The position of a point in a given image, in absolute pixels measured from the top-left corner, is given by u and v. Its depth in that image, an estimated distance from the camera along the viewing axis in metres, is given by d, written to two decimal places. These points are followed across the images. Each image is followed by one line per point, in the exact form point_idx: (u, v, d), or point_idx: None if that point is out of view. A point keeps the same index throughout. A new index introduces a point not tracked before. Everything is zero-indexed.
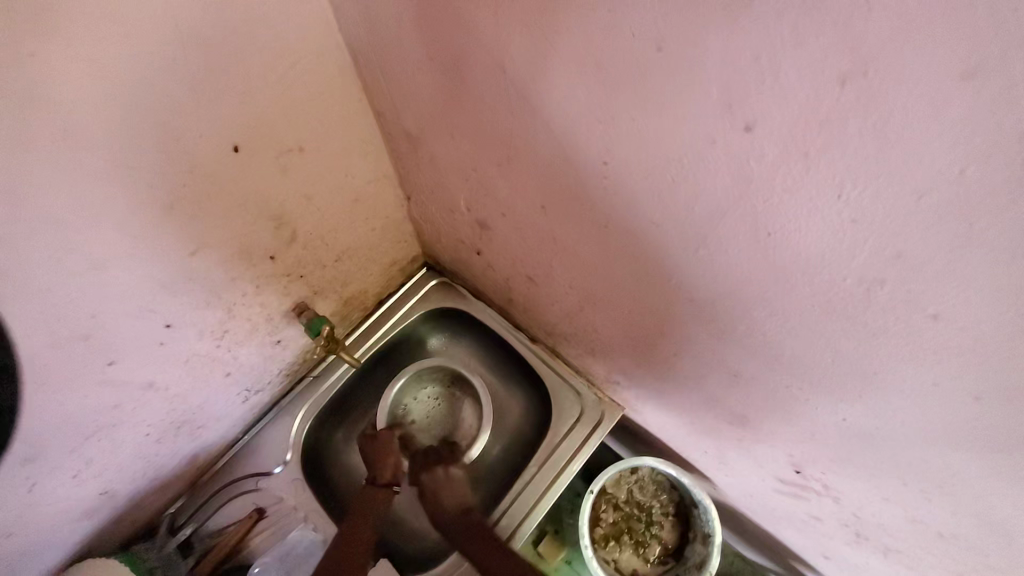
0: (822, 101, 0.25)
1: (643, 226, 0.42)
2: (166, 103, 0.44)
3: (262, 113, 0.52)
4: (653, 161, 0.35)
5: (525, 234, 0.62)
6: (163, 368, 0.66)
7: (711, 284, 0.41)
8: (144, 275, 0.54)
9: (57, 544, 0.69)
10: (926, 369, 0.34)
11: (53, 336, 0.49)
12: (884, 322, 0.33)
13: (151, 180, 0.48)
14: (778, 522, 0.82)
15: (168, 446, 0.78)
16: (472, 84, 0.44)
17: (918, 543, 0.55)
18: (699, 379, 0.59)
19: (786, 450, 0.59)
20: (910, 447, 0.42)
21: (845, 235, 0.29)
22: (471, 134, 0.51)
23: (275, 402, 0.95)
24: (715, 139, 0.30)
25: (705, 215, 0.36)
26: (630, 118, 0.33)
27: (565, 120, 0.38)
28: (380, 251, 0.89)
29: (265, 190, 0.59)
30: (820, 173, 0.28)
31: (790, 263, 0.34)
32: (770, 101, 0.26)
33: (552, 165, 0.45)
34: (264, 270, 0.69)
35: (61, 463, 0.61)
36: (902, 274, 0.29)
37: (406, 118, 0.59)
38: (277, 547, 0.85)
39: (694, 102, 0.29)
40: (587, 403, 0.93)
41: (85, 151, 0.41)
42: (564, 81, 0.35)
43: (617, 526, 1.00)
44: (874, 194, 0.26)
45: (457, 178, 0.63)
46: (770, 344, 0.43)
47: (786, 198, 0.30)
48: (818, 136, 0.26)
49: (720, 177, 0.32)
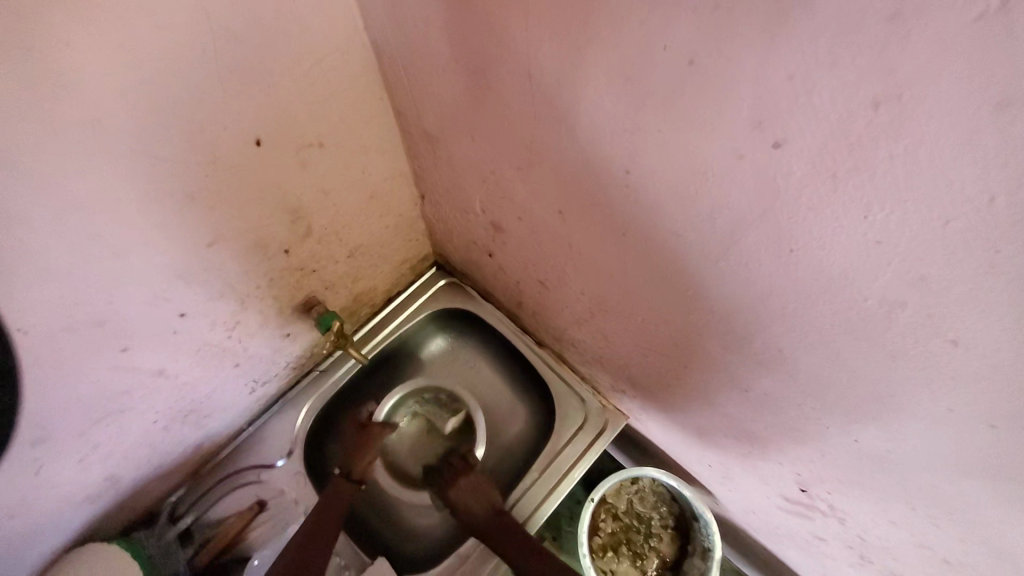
0: (853, 122, 0.25)
1: (663, 236, 0.42)
2: (194, 95, 0.45)
3: (286, 108, 0.53)
4: (676, 173, 0.35)
5: (540, 239, 0.62)
6: (174, 356, 0.66)
7: (728, 297, 0.41)
8: (162, 263, 0.55)
9: (60, 525, 0.70)
10: (942, 394, 0.34)
11: (71, 319, 0.50)
12: (902, 345, 0.33)
13: (174, 169, 0.48)
14: (779, 540, 0.82)
15: (174, 433, 0.78)
16: (497, 89, 0.45)
17: (923, 570, 0.55)
18: (708, 392, 0.59)
19: (792, 468, 0.59)
20: (921, 472, 0.42)
21: (869, 256, 0.29)
22: (492, 137, 0.51)
23: (281, 394, 0.95)
24: (742, 154, 0.30)
25: (727, 229, 0.36)
26: (657, 129, 0.34)
27: (590, 128, 0.38)
28: (392, 249, 0.90)
29: (284, 184, 0.60)
30: (847, 194, 0.28)
31: (810, 280, 0.34)
32: (801, 119, 0.26)
33: (573, 172, 0.45)
34: (279, 263, 0.69)
35: (70, 446, 0.61)
36: (923, 298, 0.29)
37: (427, 119, 0.60)
38: (277, 540, 0.85)
39: (723, 116, 0.29)
40: (591, 410, 0.92)
41: (110, 137, 0.42)
42: (591, 90, 0.36)
43: (615, 536, 0.99)
44: (901, 217, 0.26)
45: (474, 181, 0.63)
46: (784, 360, 0.43)
47: (811, 216, 0.30)
48: (848, 157, 0.26)
49: (745, 192, 0.32)
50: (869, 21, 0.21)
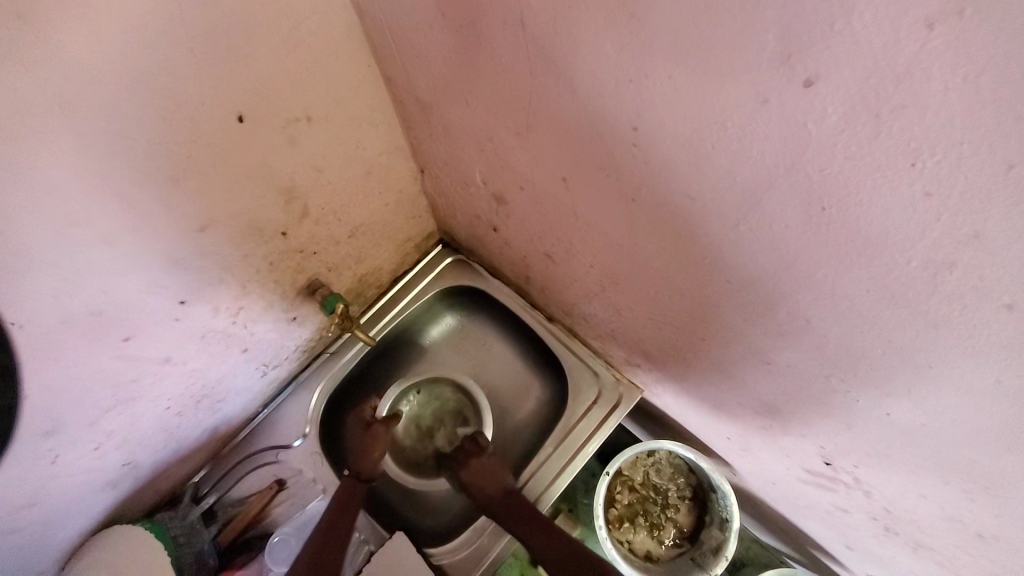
0: (901, 50, 0.21)
1: (675, 199, 0.38)
2: (164, 69, 0.42)
3: (266, 79, 0.49)
4: (690, 126, 0.31)
5: (544, 210, 0.59)
6: (179, 344, 0.66)
7: (750, 263, 0.38)
8: (155, 250, 0.53)
9: (86, 510, 0.72)
10: (989, 365, 0.30)
11: (67, 311, 0.49)
12: (947, 312, 0.29)
13: (155, 152, 0.46)
14: (800, 512, 0.80)
15: (188, 419, 0.79)
16: (488, 44, 0.41)
17: (955, 544, 0.52)
18: (726, 364, 0.56)
19: (816, 441, 0.56)
20: (959, 446, 0.39)
21: (914, 211, 0.25)
22: (488, 99, 0.47)
23: (293, 377, 0.95)
24: (765, 97, 0.26)
25: (747, 188, 0.32)
26: (666, 75, 0.30)
27: (591, 81, 0.34)
28: (395, 227, 0.87)
29: (273, 162, 0.57)
30: (891, 138, 0.24)
31: (844, 242, 0.30)
32: (838, 50, 0.22)
33: (576, 134, 0.41)
34: (276, 246, 0.67)
35: (84, 435, 0.62)
36: (978, 258, 0.25)
37: (418, 85, 0.56)
38: (297, 517, 0.87)
39: (742, 54, 0.25)
40: (605, 384, 0.91)
41: (86, 122, 0.40)
42: (591, 36, 0.32)
43: (632, 507, 0.99)
44: (955, 163, 0.22)
45: (473, 150, 0.60)
46: (811, 329, 0.40)
47: (846, 167, 0.26)
48: (894, 93, 0.22)
49: (770, 144, 0.28)
50: None
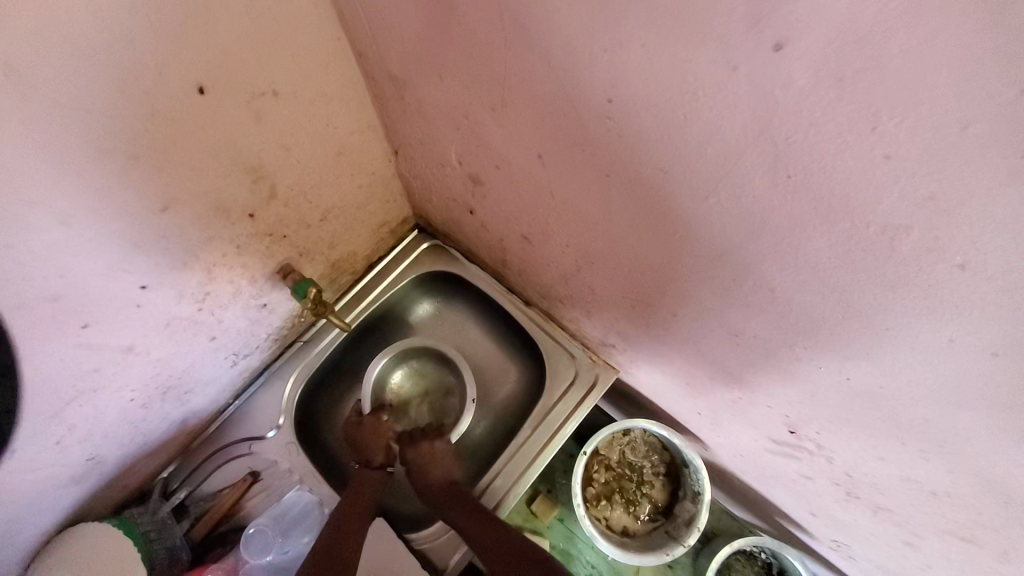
0: (864, 14, 0.21)
1: (649, 173, 0.39)
2: (119, 35, 0.39)
3: (230, 49, 0.47)
4: (664, 95, 0.32)
5: (520, 190, 0.58)
6: (144, 332, 0.63)
7: (721, 236, 0.39)
8: (113, 231, 0.50)
9: (47, 509, 0.68)
10: (942, 325, 0.32)
11: (19, 297, 0.46)
12: (903, 274, 0.31)
13: (111, 127, 0.43)
14: (768, 481, 0.84)
15: (154, 411, 0.76)
16: (461, 13, 0.40)
17: (910, 502, 0.56)
18: (699, 340, 0.58)
19: (782, 411, 0.59)
20: (914, 407, 0.42)
21: (874, 175, 0.27)
22: (462, 74, 0.47)
23: (265, 366, 0.93)
24: (736, 64, 0.27)
25: (718, 159, 0.33)
26: (640, 43, 0.30)
27: (565, 51, 0.34)
28: (368, 211, 0.85)
29: (239, 138, 0.55)
30: (853, 103, 0.25)
31: (809, 210, 0.31)
32: (804, 15, 0.23)
33: (551, 107, 0.41)
34: (244, 229, 0.65)
35: (42, 429, 0.59)
36: (933, 218, 0.27)
37: (391, 61, 0.54)
38: (273, 508, 0.85)
39: (713, 18, 0.26)
40: (581, 366, 0.92)
41: (33, 90, 0.37)
42: (565, 2, 0.31)
43: (609, 485, 1.02)
44: (912, 125, 0.24)
45: (448, 128, 0.58)
46: (778, 300, 0.41)
47: (811, 132, 0.27)
48: (857, 56, 0.23)
49: (740, 112, 0.29)
50: None
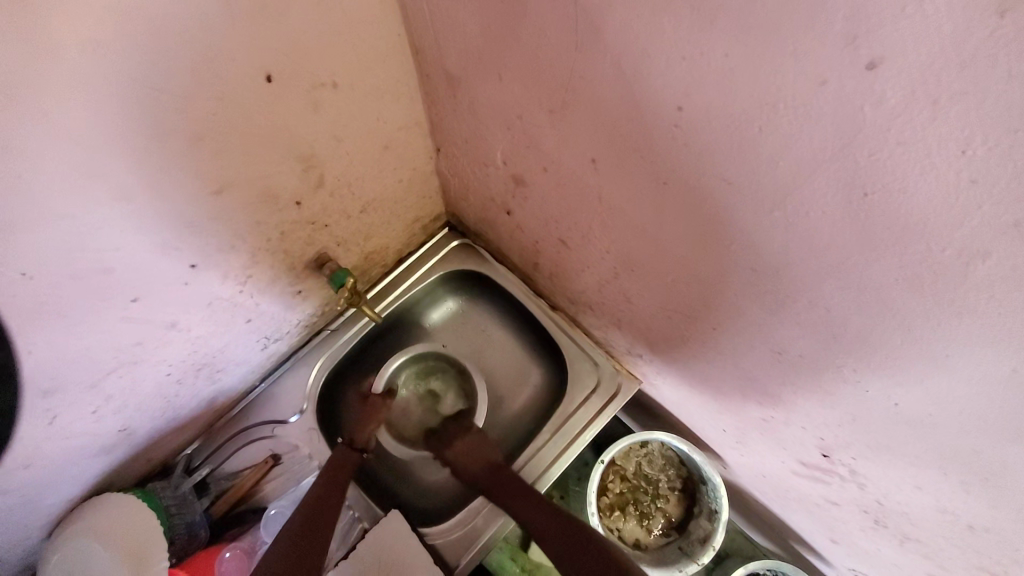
0: (969, 38, 0.21)
1: (710, 183, 0.39)
2: (199, 20, 0.41)
3: (298, 41, 0.49)
4: (740, 106, 0.32)
5: (566, 193, 0.59)
6: (187, 310, 0.65)
7: (780, 250, 0.39)
8: (171, 210, 0.52)
9: (79, 474, 0.70)
10: (1007, 356, 0.32)
11: (77, 267, 0.48)
12: (973, 301, 0.30)
13: (182, 108, 0.45)
14: (788, 504, 0.83)
15: (188, 387, 0.78)
16: (532, 14, 0.40)
17: (943, 535, 0.55)
18: (735, 354, 0.58)
19: (816, 433, 0.58)
20: (962, 437, 0.41)
21: (955, 198, 0.26)
22: (523, 74, 0.47)
23: (292, 352, 0.94)
24: (825, 79, 0.27)
25: (789, 173, 0.33)
26: (722, 53, 0.30)
27: (640, 57, 0.35)
28: (405, 205, 0.86)
29: (296, 127, 0.56)
30: (945, 124, 0.24)
31: (880, 230, 0.31)
32: (905, 35, 0.23)
33: (614, 113, 0.41)
34: (290, 215, 0.66)
35: (82, 397, 0.61)
36: (1013, 246, 0.26)
37: (449, 59, 0.55)
38: (293, 491, 0.86)
39: (806, 32, 0.26)
40: (604, 374, 0.92)
41: (116, 67, 0.39)
42: (648, 10, 0.32)
43: (623, 496, 1.01)
44: (1006, 150, 0.23)
45: (498, 128, 0.59)
46: (831, 320, 0.41)
47: (896, 152, 0.27)
48: (956, 79, 0.23)
49: (820, 126, 0.29)
50: None
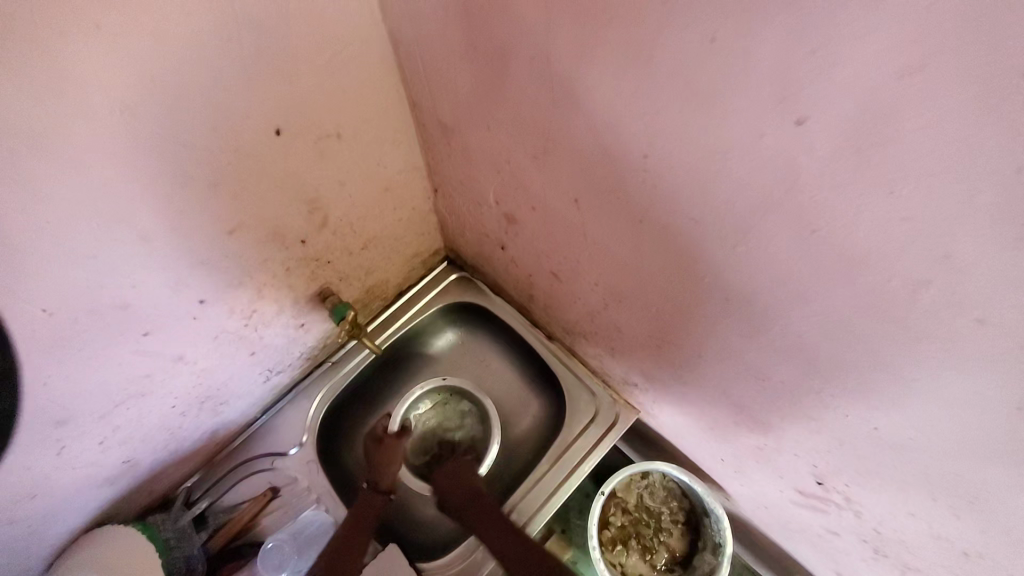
0: (878, 97, 0.25)
1: (680, 221, 0.42)
2: (216, 80, 0.45)
3: (307, 97, 0.54)
4: (698, 155, 0.35)
5: (553, 229, 0.62)
6: (194, 343, 0.68)
7: (748, 282, 0.41)
8: (185, 250, 0.56)
9: (80, 507, 0.72)
10: (965, 378, 0.33)
11: (94, 303, 0.51)
12: (926, 326, 0.32)
13: (200, 158, 0.49)
14: (793, 536, 0.81)
15: (192, 419, 0.80)
16: (514, 74, 0.45)
17: (942, 563, 0.54)
18: (723, 383, 0.59)
19: (809, 461, 0.58)
20: (941, 459, 0.42)
21: (892, 234, 0.29)
22: (508, 125, 0.52)
23: (294, 385, 0.96)
24: (763, 132, 0.30)
25: (746, 213, 0.36)
26: (676, 110, 0.34)
27: (608, 112, 0.39)
28: (404, 241, 0.90)
29: (302, 173, 0.61)
30: (871, 171, 0.27)
31: (832, 263, 0.34)
32: (825, 95, 0.26)
33: (589, 158, 0.45)
34: (295, 253, 0.70)
35: (91, 428, 0.63)
36: (948, 276, 0.29)
37: (442, 109, 0.60)
38: (291, 525, 0.86)
39: (742, 94, 0.29)
40: (602, 404, 0.93)
41: (140, 125, 0.43)
42: (610, 72, 0.36)
43: (625, 530, 0.99)
44: (927, 191, 0.26)
45: (489, 171, 0.63)
46: (803, 346, 0.43)
47: (832, 194, 0.30)
48: (873, 131, 0.26)
49: (765, 171, 0.32)
50: None
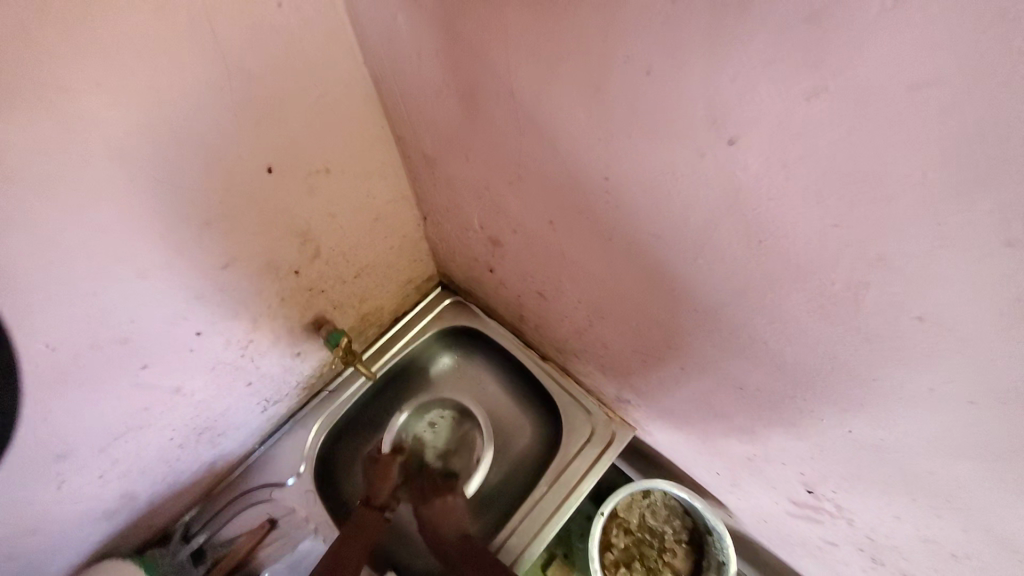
0: (797, 116, 0.27)
1: (645, 238, 0.44)
2: (209, 123, 0.49)
3: (296, 136, 0.57)
4: (651, 174, 0.38)
5: (535, 250, 0.65)
6: (191, 374, 0.69)
7: (712, 292, 0.43)
8: (181, 283, 0.58)
9: (78, 544, 0.72)
10: (919, 375, 0.35)
11: (94, 337, 0.54)
12: (873, 326, 0.34)
13: (194, 196, 0.53)
14: (795, 551, 0.80)
15: (189, 452, 0.81)
16: (485, 107, 0.48)
17: (937, 569, 0.54)
18: (707, 393, 0.60)
19: (797, 469, 0.59)
20: (917, 460, 0.42)
21: (829, 240, 0.31)
22: (484, 153, 0.55)
23: (291, 414, 0.97)
24: (705, 152, 0.33)
25: (701, 226, 0.38)
26: (628, 135, 0.37)
27: (569, 139, 0.42)
28: (397, 268, 0.93)
29: (293, 206, 0.64)
30: (802, 183, 0.30)
31: (783, 269, 0.36)
32: (752, 116, 0.29)
33: (558, 182, 0.48)
34: (288, 283, 0.73)
35: (90, 462, 0.64)
36: (885, 277, 0.31)
37: (424, 141, 0.64)
38: (288, 556, 0.87)
39: (682, 118, 0.32)
40: (597, 422, 0.93)
41: (140, 168, 0.47)
42: (568, 103, 0.39)
43: (628, 551, 0.97)
44: (851, 199, 0.28)
45: (471, 197, 0.67)
46: (771, 352, 0.44)
47: (771, 204, 0.32)
48: (797, 147, 0.29)
49: (713, 187, 0.35)
50: (795, 25, 0.24)
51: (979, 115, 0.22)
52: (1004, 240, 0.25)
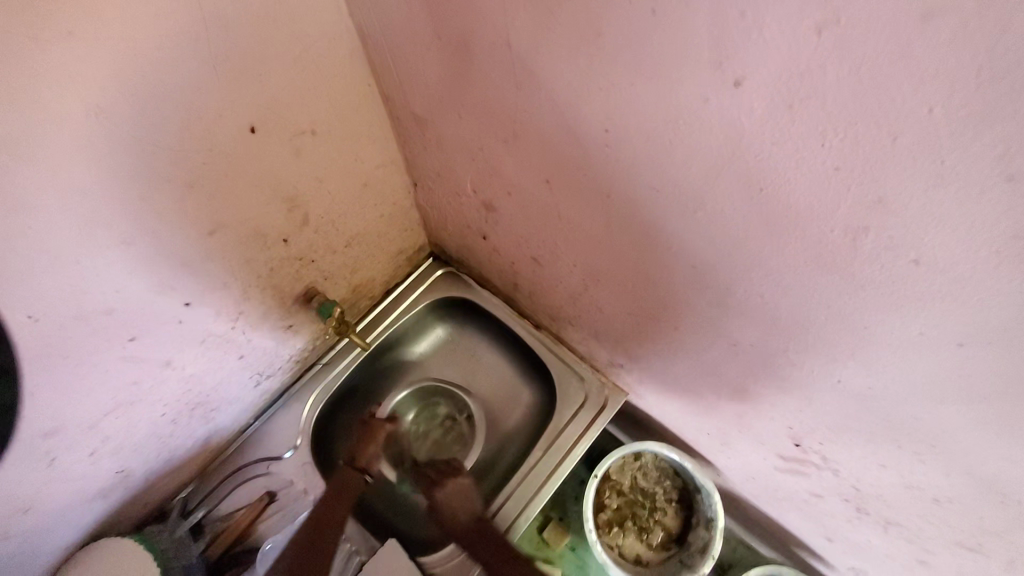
0: (802, 52, 0.27)
1: (644, 195, 0.44)
2: (188, 80, 0.46)
3: (280, 96, 0.55)
4: (652, 123, 0.37)
5: (529, 214, 0.64)
6: (181, 347, 0.68)
7: (710, 247, 0.43)
8: (167, 252, 0.56)
9: (74, 520, 0.71)
10: (912, 320, 0.36)
11: (80, 308, 0.52)
12: (869, 272, 0.35)
13: (176, 159, 0.50)
14: (781, 505, 0.84)
15: (183, 427, 0.80)
16: (478, 60, 0.47)
17: (916, 512, 0.57)
18: (699, 353, 0.61)
19: (785, 423, 0.61)
20: (902, 406, 0.44)
21: (831, 183, 0.31)
22: (477, 112, 0.54)
23: (285, 388, 0.96)
24: (707, 98, 0.32)
25: (701, 177, 0.38)
26: (629, 82, 0.36)
27: (567, 89, 0.41)
28: (387, 238, 0.91)
29: (280, 171, 0.62)
30: (805, 125, 0.30)
31: (782, 219, 0.36)
32: (757, 56, 0.28)
33: (555, 138, 0.47)
34: (277, 252, 0.71)
35: (82, 437, 0.63)
36: (883, 220, 0.31)
37: (414, 102, 0.62)
38: (289, 527, 0.87)
39: (685, 62, 0.32)
40: (591, 388, 0.95)
41: (118, 129, 0.44)
42: (567, 51, 0.38)
43: (620, 511, 1.01)
44: (854, 140, 0.28)
45: (464, 160, 0.65)
46: (766, 306, 0.45)
47: (773, 149, 0.32)
48: (801, 87, 0.28)
49: (714, 135, 0.34)
50: None
51: (990, 45, 0.22)
52: (1004, 176, 0.25)
